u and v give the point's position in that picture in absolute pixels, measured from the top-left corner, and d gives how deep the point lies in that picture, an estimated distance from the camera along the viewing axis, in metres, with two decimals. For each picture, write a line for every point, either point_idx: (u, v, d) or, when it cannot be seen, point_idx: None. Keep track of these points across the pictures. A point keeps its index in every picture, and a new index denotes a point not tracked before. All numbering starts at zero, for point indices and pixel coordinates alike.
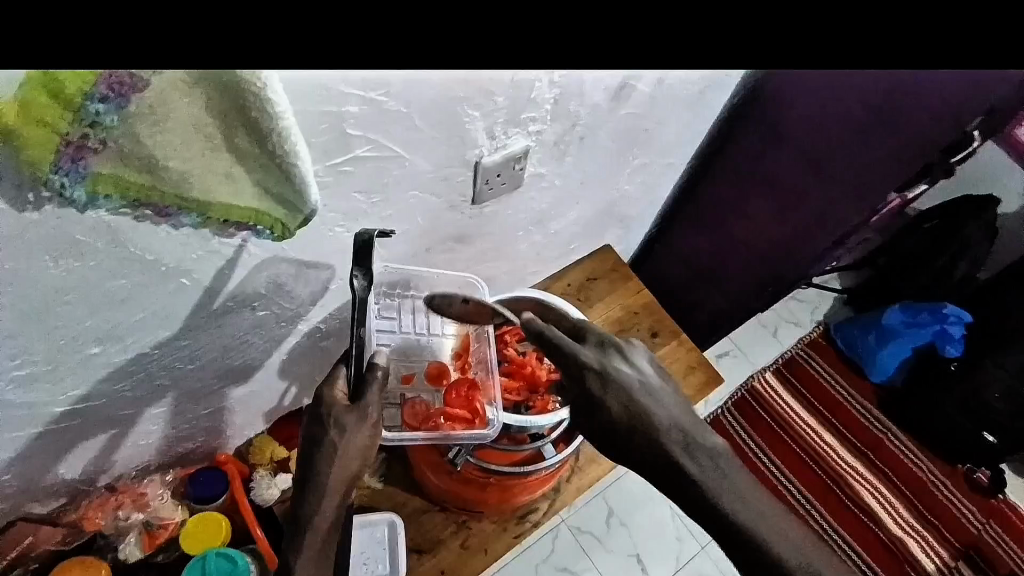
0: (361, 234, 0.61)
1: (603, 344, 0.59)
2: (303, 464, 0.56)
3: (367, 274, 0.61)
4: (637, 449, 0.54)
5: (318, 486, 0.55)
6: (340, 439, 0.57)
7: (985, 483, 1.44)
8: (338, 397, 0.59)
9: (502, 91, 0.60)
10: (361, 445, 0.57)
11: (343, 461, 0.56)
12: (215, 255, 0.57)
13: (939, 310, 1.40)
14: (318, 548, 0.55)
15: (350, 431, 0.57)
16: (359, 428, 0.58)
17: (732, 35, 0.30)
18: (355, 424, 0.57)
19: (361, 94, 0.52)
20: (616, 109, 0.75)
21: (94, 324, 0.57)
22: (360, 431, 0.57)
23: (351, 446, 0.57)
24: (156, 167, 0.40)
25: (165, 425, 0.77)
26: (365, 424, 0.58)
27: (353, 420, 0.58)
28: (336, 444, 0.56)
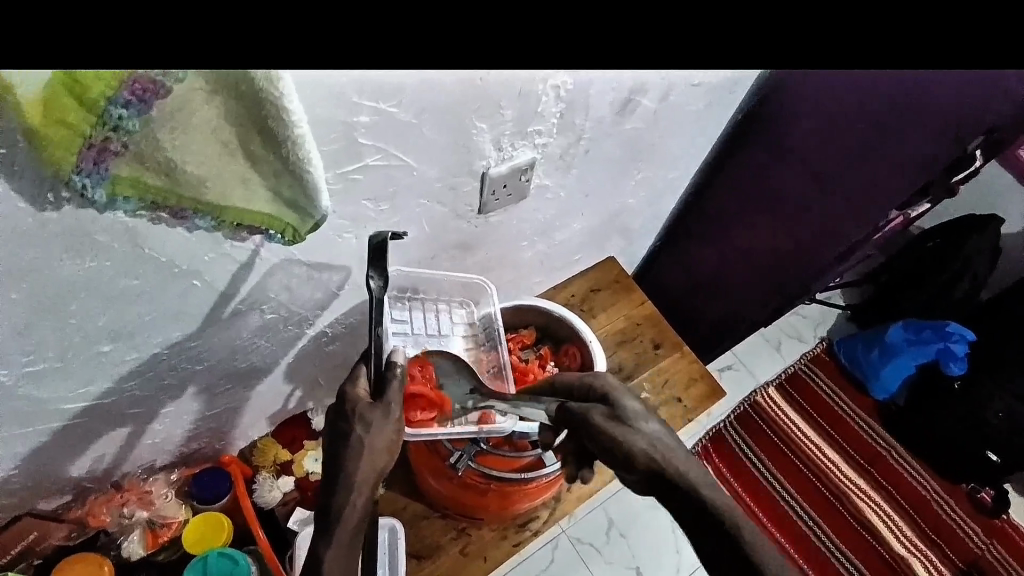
0: (375, 236, 0.62)
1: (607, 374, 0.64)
2: (331, 461, 0.57)
3: (382, 274, 0.62)
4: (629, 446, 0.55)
5: (347, 481, 0.56)
6: (365, 435, 0.58)
7: (989, 503, 1.42)
8: (359, 395, 0.61)
9: (509, 104, 0.62)
10: (387, 438, 0.58)
11: (370, 455, 0.57)
12: (227, 257, 0.58)
13: (942, 328, 1.41)
14: (344, 548, 0.55)
15: (375, 426, 0.58)
16: (383, 422, 0.59)
17: (737, 36, 0.30)
18: (378, 417, 0.59)
19: (373, 105, 0.54)
20: (620, 123, 0.77)
21: (107, 323, 0.58)
22: (385, 427, 0.58)
23: (377, 441, 0.58)
24: (175, 170, 0.41)
25: (170, 425, 0.78)
26: (390, 419, 0.59)
27: (377, 416, 0.59)
28: (362, 441, 0.57)
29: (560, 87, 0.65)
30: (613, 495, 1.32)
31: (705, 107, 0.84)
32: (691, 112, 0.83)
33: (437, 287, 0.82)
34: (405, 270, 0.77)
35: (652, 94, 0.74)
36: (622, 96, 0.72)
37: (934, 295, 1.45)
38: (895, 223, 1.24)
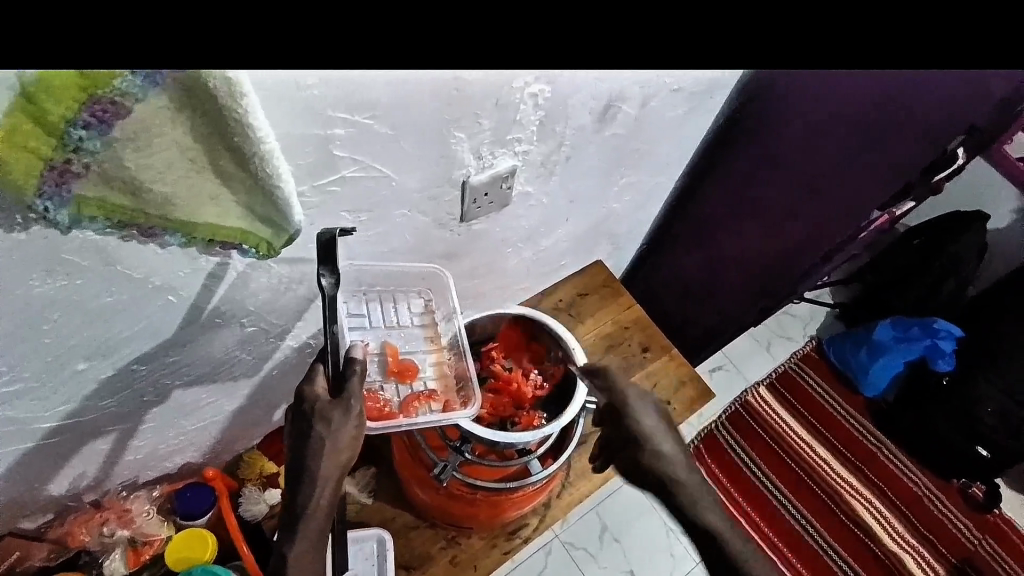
0: (322, 234, 0.59)
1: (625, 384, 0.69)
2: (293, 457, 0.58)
3: (335, 272, 0.58)
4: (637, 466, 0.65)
5: (311, 477, 0.56)
6: (327, 433, 0.57)
7: (980, 498, 1.43)
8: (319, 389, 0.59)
9: (487, 113, 0.62)
10: (349, 437, 0.58)
11: (330, 455, 0.57)
12: (202, 272, 0.58)
13: (930, 325, 1.42)
14: (315, 535, 0.58)
15: (336, 424, 0.57)
16: (343, 420, 0.58)
17: (698, 34, 0.30)
18: (339, 416, 0.57)
19: (348, 117, 0.53)
20: (602, 130, 0.77)
21: (82, 341, 0.57)
22: (346, 424, 0.58)
23: (339, 439, 0.57)
24: (141, 189, 0.40)
25: (153, 440, 0.77)
26: (352, 416, 0.58)
27: (338, 414, 0.58)
28: (324, 438, 0.57)
29: (538, 96, 0.65)
30: (605, 499, 1.32)
31: (687, 112, 0.84)
32: (673, 118, 0.83)
33: (395, 278, 0.77)
34: (359, 263, 0.72)
35: (632, 101, 0.74)
36: (602, 103, 0.72)
37: (920, 293, 1.46)
38: (880, 222, 1.24)
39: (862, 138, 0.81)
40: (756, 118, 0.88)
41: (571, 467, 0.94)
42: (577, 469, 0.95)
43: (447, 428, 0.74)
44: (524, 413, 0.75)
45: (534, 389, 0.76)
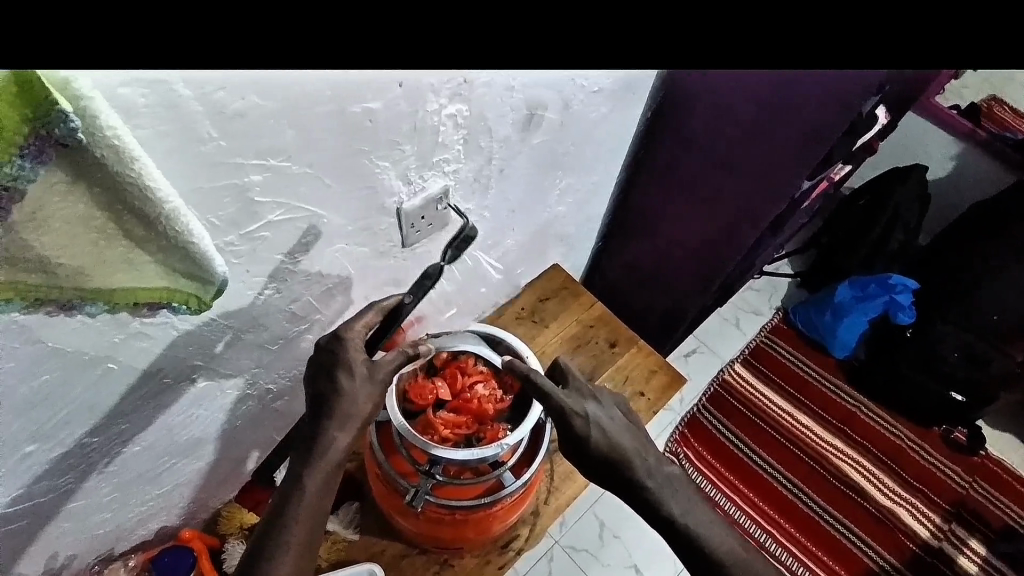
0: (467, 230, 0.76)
1: (580, 392, 0.69)
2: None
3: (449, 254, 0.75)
4: (609, 473, 0.65)
5: (336, 416, 0.63)
6: (352, 385, 0.64)
7: (964, 442, 1.48)
8: (357, 345, 0.66)
9: (407, 139, 0.63)
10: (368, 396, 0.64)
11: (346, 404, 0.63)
12: (138, 335, 0.58)
13: (886, 281, 1.46)
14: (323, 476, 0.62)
15: (359, 385, 0.64)
16: (366, 386, 0.65)
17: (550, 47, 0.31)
18: (364, 379, 0.65)
19: (260, 163, 0.54)
20: (528, 139, 0.78)
21: (24, 425, 0.56)
22: (367, 384, 0.65)
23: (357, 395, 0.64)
24: (49, 265, 0.40)
25: (121, 511, 0.76)
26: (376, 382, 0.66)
27: (362, 373, 0.65)
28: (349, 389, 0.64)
29: (456, 116, 0.66)
30: (600, 498, 1.32)
31: (611, 111, 0.86)
32: (599, 118, 0.85)
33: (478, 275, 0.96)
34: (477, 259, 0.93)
35: (553, 107, 0.76)
36: (523, 114, 0.73)
37: (870, 249, 1.52)
38: (821, 189, 1.28)
39: (767, 118, 0.84)
40: (671, 117, 0.94)
41: (554, 471, 0.95)
42: (560, 473, 0.95)
43: (415, 454, 0.73)
44: (487, 427, 0.74)
45: (495, 403, 0.75)
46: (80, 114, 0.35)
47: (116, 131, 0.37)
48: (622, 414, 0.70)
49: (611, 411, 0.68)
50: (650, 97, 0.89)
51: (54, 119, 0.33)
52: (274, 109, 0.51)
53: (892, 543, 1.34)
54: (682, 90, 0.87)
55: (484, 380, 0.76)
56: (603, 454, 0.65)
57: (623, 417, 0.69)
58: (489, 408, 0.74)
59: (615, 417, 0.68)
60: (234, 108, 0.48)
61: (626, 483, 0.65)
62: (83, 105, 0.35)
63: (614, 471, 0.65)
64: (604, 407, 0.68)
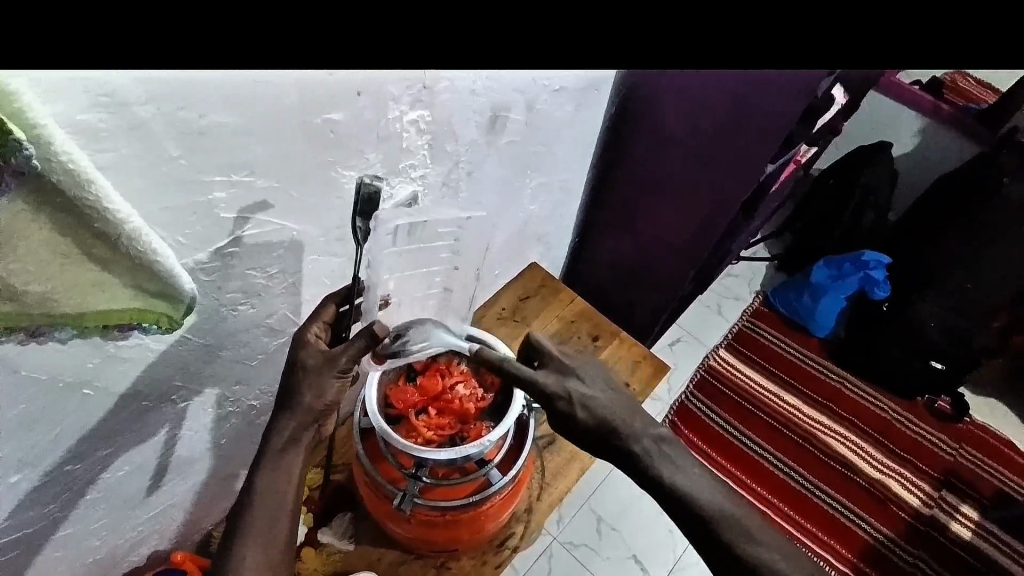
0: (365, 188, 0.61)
1: (562, 371, 0.70)
2: (265, 466, 0.62)
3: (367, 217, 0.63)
4: (614, 451, 0.66)
5: (283, 411, 0.64)
6: (308, 376, 0.64)
7: (949, 410, 1.51)
8: (312, 338, 0.66)
9: (372, 148, 0.65)
10: (325, 386, 0.64)
11: (299, 400, 0.63)
12: (115, 358, 0.58)
13: (860, 258, 1.51)
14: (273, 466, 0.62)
15: (316, 374, 0.64)
16: (324, 375, 0.64)
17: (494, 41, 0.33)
18: (321, 367, 0.64)
19: (225, 178, 0.54)
20: (495, 141, 0.80)
21: (6, 456, 0.56)
22: (325, 374, 0.64)
23: (310, 391, 0.63)
24: (17, 293, 0.41)
25: (111, 537, 0.75)
26: (333, 372, 0.64)
27: (320, 364, 0.64)
28: (307, 380, 0.64)
29: (420, 121, 0.67)
30: (596, 491, 1.33)
31: (576, 109, 0.87)
32: (565, 115, 0.86)
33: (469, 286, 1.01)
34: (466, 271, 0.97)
35: (516, 110, 0.77)
36: (487, 116, 0.75)
37: (841, 228, 1.56)
38: (790, 172, 1.30)
39: (723, 106, 0.87)
40: (634, 113, 0.97)
41: (544, 467, 0.96)
42: (551, 469, 0.96)
43: (402, 458, 0.74)
44: (471, 426, 0.75)
45: (476, 402, 0.76)
46: (34, 140, 0.35)
47: (73, 157, 0.37)
48: (611, 385, 0.70)
49: (596, 385, 0.69)
50: (613, 95, 0.92)
51: (9, 147, 0.33)
52: (236, 125, 0.51)
53: (884, 513, 1.36)
54: (645, 87, 0.89)
55: (464, 381, 0.77)
56: (594, 429, 0.66)
57: (610, 388, 0.69)
58: (475, 408, 0.76)
59: (602, 389, 0.69)
60: (195, 127, 0.49)
61: (635, 460, 0.65)
62: (37, 133, 0.35)
63: (616, 445, 0.65)
64: (588, 381, 0.69)
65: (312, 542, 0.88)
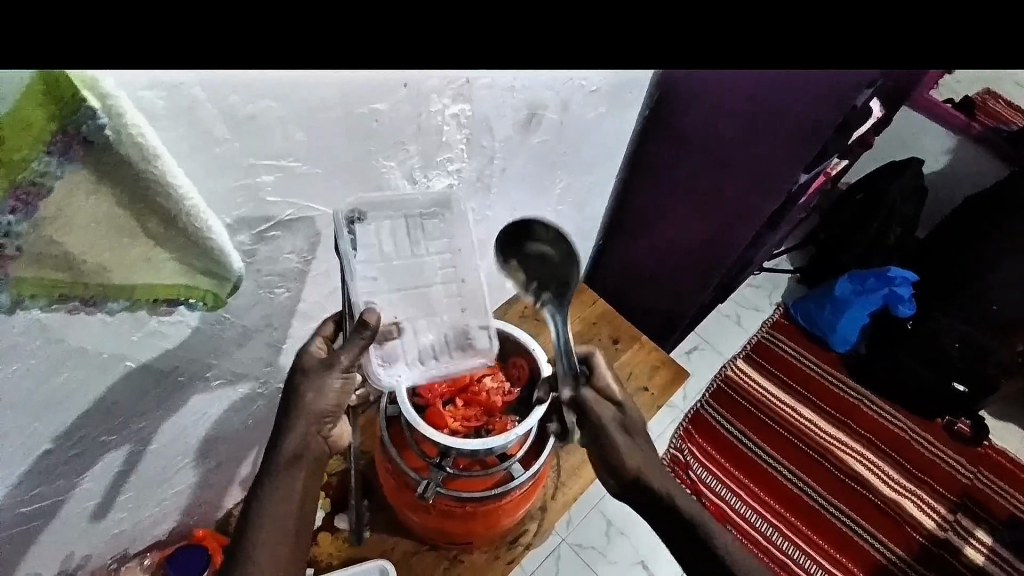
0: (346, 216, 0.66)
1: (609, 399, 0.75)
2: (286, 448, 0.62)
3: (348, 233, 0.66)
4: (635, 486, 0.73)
5: (293, 408, 0.63)
6: (306, 379, 0.63)
7: (968, 433, 1.49)
8: (315, 350, 0.65)
9: (411, 139, 0.65)
10: (323, 388, 0.63)
11: (304, 401, 0.63)
12: (156, 334, 0.59)
13: (884, 274, 1.48)
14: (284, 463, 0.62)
15: (315, 376, 0.63)
16: (326, 376, 0.63)
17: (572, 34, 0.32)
18: (320, 369, 0.63)
19: (271, 163, 0.56)
20: (528, 139, 0.80)
21: (44, 424, 0.58)
22: (327, 376, 0.63)
23: (312, 390, 0.63)
24: (75, 262, 0.42)
25: (136, 510, 0.77)
26: (334, 371, 0.63)
27: (320, 367, 0.63)
28: (305, 385, 0.63)
29: (460, 116, 0.68)
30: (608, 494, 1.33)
31: (609, 111, 0.87)
32: (598, 117, 0.86)
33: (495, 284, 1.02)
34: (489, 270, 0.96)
35: (552, 109, 0.78)
36: (523, 114, 0.75)
37: (867, 242, 1.54)
38: (818, 184, 1.29)
39: (755, 117, 0.86)
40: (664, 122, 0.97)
41: (561, 466, 0.97)
42: (567, 468, 0.96)
43: (426, 447, 0.75)
44: (496, 419, 0.75)
45: (503, 395, 0.77)
46: (106, 110, 0.37)
47: (141, 131, 0.38)
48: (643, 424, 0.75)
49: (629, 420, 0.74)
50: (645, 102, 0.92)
51: (80, 114, 0.35)
52: (283, 112, 0.52)
53: (897, 533, 1.35)
54: (677, 98, 0.90)
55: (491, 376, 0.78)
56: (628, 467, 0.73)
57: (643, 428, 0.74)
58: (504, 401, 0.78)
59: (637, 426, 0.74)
60: (246, 112, 0.50)
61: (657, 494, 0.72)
62: (109, 103, 0.36)
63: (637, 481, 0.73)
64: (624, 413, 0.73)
65: (328, 527, 0.90)
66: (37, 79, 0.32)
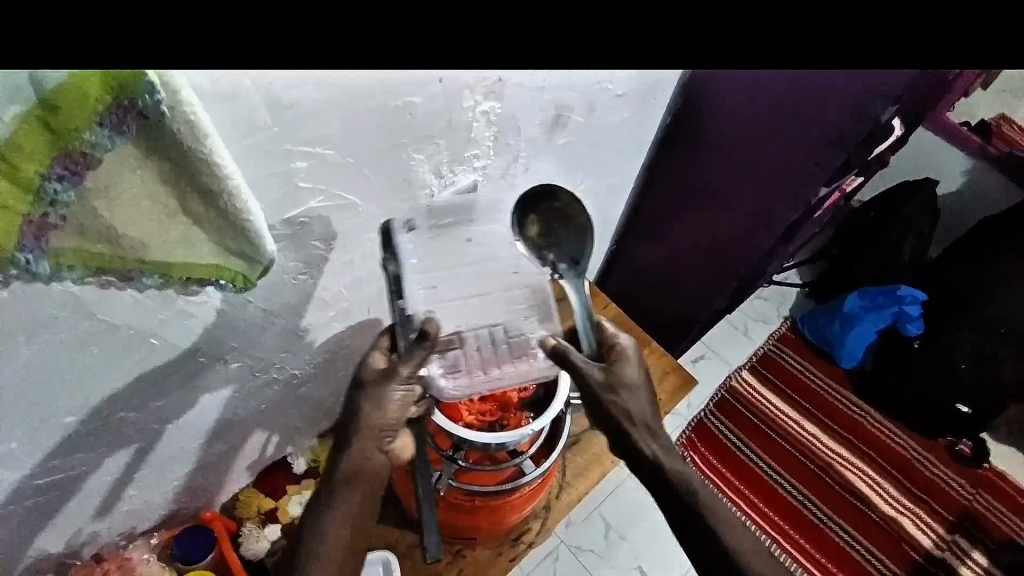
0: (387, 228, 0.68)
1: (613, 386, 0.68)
2: (351, 447, 0.62)
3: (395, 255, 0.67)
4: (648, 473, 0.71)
5: (355, 417, 0.63)
6: (368, 394, 0.62)
7: (969, 454, 1.49)
8: (372, 362, 0.64)
9: (442, 134, 0.66)
10: (381, 401, 0.62)
11: (363, 413, 0.62)
12: (183, 313, 0.60)
13: (895, 293, 1.47)
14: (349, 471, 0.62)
15: (374, 388, 0.62)
16: (387, 388, 0.63)
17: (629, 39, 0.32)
18: (380, 381, 0.62)
19: (307, 150, 0.57)
20: (552, 139, 0.81)
21: (65, 398, 0.58)
22: (387, 388, 0.62)
23: (374, 404, 0.62)
24: (116, 235, 0.43)
25: (147, 488, 0.77)
26: (394, 384, 0.63)
27: (380, 379, 0.63)
28: (367, 398, 0.62)
29: (489, 113, 0.68)
30: (609, 498, 1.33)
31: (633, 116, 0.87)
32: (622, 122, 0.87)
33: None
34: None
35: (578, 111, 0.78)
36: (549, 114, 0.75)
37: (878, 260, 1.54)
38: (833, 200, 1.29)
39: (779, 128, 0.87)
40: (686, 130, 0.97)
41: (567, 466, 0.97)
42: (572, 469, 0.97)
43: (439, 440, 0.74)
44: (511, 414, 0.77)
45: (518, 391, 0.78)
46: (163, 86, 0.36)
47: (194, 108, 0.38)
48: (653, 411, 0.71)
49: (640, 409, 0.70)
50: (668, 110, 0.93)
51: (141, 92, 0.34)
52: (323, 103, 0.53)
53: (895, 551, 1.35)
54: (701, 106, 0.90)
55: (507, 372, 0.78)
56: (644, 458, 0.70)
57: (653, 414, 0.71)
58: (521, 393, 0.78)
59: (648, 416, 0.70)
60: (287, 99, 0.50)
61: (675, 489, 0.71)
62: (167, 81, 0.35)
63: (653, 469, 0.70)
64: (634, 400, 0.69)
65: None
66: (102, 63, 0.31)
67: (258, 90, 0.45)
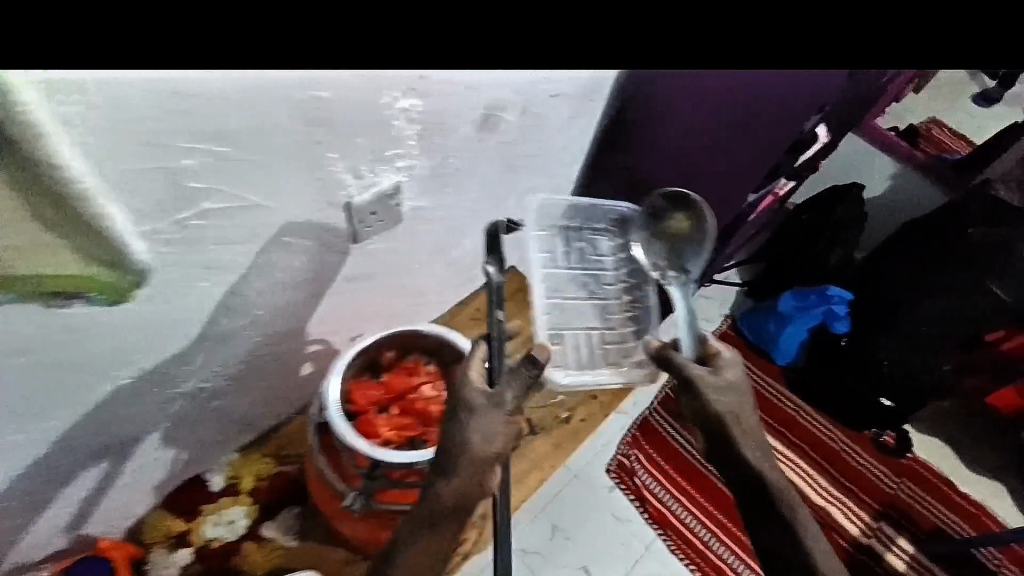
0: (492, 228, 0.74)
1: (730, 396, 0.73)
2: (454, 471, 0.66)
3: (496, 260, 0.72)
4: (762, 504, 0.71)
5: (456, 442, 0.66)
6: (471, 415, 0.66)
7: (893, 444, 1.57)
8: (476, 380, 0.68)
9: (360, 131, 0.62)
10: (492, 424, 0.66)
11: (467, 439, 0.65)
12: (60, 326, 0.54)
13: (825, 292, 1.54)
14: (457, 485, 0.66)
15: (483, 411, 0.66)
16: (494, 412, 0.67)
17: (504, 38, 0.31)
18: (488, 407, 0.67)
19: (196, 145, 0.51)
20: (485, 139, 0.78)
21: None
22: (491, 413, 0.66)
23: (481, 426, 0.66)
24: None
25: (35, 514, 0.71)
26: (499, 409, 0.67)
27: (483, 401, 0.67)
28: (468, 420, 0.66)
29: (410, 110, 0.64)
30: (556, 500, 1.32)
31: (570, 117, 0.85)
32: (560, 122, 0.85)
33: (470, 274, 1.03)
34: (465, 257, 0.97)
35: (511, 110, 0.76)
36: (479, 113, 0.73)
37: (811, 261, 1.59)
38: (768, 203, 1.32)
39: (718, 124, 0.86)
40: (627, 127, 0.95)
41: None
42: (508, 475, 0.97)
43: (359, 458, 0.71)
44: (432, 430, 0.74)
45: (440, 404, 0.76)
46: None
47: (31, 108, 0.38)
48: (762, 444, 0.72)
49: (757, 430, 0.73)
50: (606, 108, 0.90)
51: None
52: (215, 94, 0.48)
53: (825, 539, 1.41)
54: (640, 103, 0.88)
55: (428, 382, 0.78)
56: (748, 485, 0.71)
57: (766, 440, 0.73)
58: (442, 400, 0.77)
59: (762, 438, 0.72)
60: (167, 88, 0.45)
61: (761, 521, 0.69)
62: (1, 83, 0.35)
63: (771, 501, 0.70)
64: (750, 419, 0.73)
65: (255, 536, 0.85)
66: None
67: (118, 80, 0.39)
